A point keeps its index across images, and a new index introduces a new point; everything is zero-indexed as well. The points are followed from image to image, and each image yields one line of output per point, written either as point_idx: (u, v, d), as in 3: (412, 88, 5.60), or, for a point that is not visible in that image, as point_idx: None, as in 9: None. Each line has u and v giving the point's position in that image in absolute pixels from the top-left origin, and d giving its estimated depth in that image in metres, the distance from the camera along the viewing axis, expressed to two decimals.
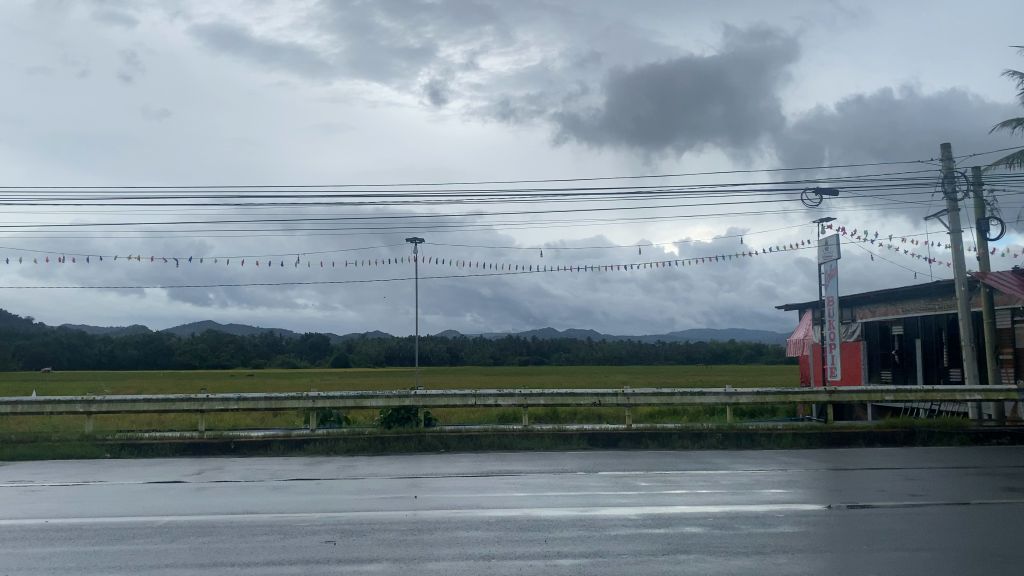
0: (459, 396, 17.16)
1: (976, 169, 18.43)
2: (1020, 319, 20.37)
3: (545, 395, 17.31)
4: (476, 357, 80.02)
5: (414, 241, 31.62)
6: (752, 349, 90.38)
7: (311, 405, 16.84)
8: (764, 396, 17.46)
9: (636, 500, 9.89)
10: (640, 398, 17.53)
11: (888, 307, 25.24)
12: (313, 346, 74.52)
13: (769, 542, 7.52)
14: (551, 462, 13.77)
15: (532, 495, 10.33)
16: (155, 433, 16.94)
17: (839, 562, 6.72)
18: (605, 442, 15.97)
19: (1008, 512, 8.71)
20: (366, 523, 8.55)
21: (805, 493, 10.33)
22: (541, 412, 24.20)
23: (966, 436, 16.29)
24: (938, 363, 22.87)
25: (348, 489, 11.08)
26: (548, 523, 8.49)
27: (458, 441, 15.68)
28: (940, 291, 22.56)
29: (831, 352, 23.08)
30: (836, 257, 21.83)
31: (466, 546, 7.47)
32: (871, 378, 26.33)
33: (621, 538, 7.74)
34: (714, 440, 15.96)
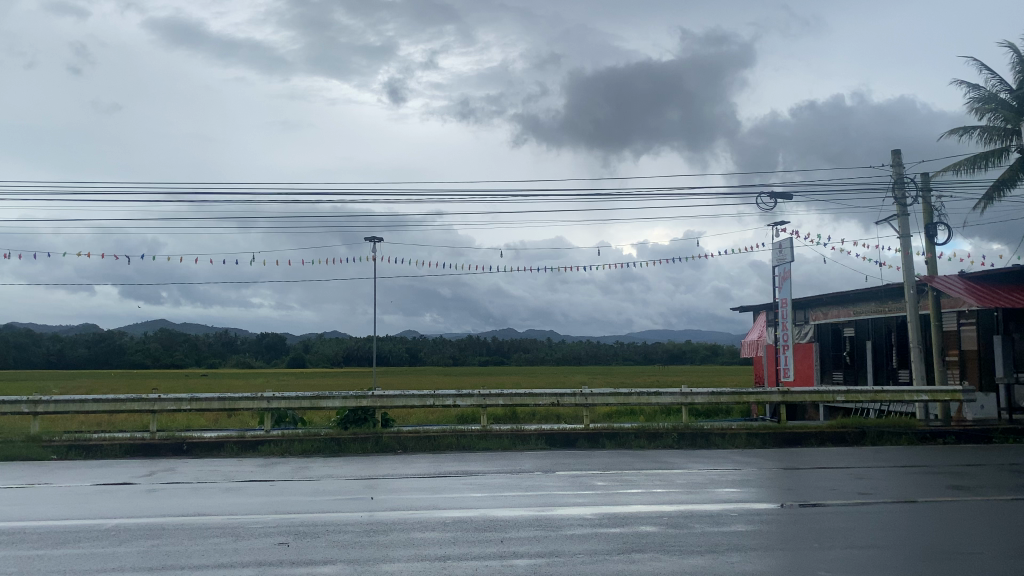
0: (418, 397, 17.10)
1: (924, 175, 18.92)
2: (966, 322, 20.93)
3: (504, 396, 17.33)
4: (435, 357, 79.71)
5: (372, 242, 31.50)
6: (707, 351, 91.61)
7: (266, 405, 16.63)
8: (718, 396, 17.67)
9: (592, 500, 9.94)
10: (597, 398, 17.64)
11: (840, 308, 25.77)
12: (269, 346, 73.60)
13: (723, 541, 7.60)
14: (509, 463, 13.78)
15: (488, 496, 10.33)
16: (105, 433, 16.88)
17: (790, 561, 6.81)
18: (563, 442, 16.05)
19: (955, 511, 8.93)
20: (319, 525, 8.46)
21: (758, 492, 10.44)
22: (500, 412, 24.28)
23: (913, 436, 16.71)
24: (888, 365, 23.39)
25: (303, 490, 10.96)
26: (504, 523, 8.49)
27: (416, 442, 15.61)
28: (890, 293, 23.10)
29: (784, 353, 23.48)
30: (790, 260, 22.24)
31: (421, 547, 7.44)
32: (824, 378, 26.83)
33: (576, 538, 7.76)
34: (669, 440, 16.13)
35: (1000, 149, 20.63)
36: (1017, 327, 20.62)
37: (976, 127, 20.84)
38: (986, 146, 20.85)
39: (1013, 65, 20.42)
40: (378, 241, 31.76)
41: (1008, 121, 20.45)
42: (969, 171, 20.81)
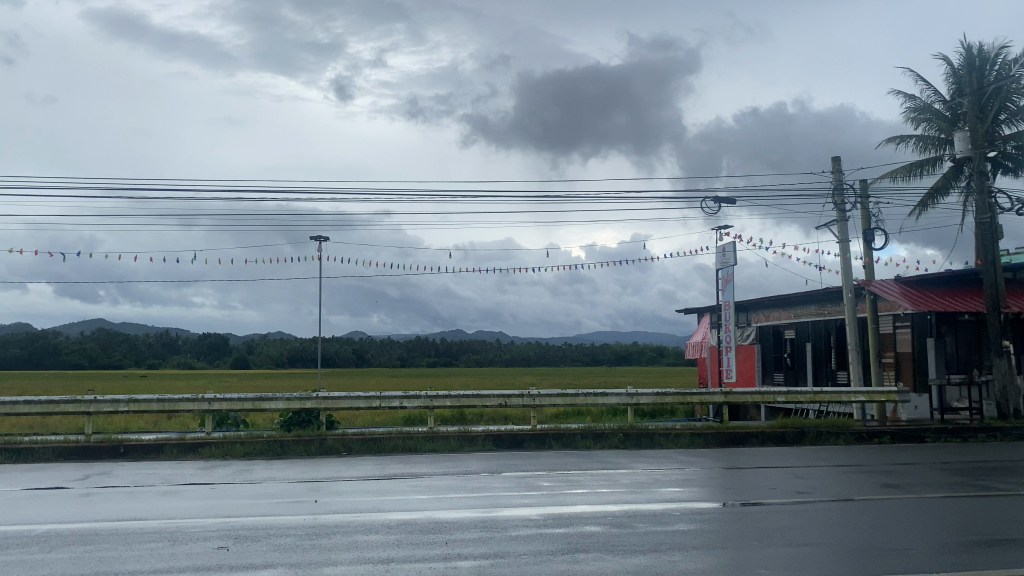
0: (364, 399, 16.95)
1: (863, 182, 19.45)
2: (901, 324, 21.59)
3: (451, 397, 17.28)
4: (382, 358, 78.97)
5: (318, 239, 31.06)
6: (654, 352, 92.73)
7: (207, 407, 16.29)
8: (663, 396, 17.95)
9: (537, 500, 9.98)
10: (545, 399, 17.70)
11: (782, 310, 26.34)
12: (212, 346, 72.18)
13: (665, 540, 7.69)
14: (455, 465, 13.72)
15: (433, 498, 10.28)
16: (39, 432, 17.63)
17: (730, 559, 6.91)
18: (510, 443, 16.07)
19: (890, 509, 9.16)
20: (259, 529, 8.30)
21: (700, 492, 10.59)
22: (447, 413, 24.25)
23: (850, 436, 17.17)
24: (827, 366, 23.98)
25: (245, 493, 10.76)
26: (449, 525, 8.47)
27: (360, 445, 15.45)
28: (830, 296, 23.71)
29: (727, 354, 23.93)
30: (732, 264, 22.66)
31: (365, 550, 7.37)
32: (766, 379, 27.37)
33: (522, 539, 7.80)
34: (615, 440, 16.29)
35: (934, 158, 21.33)
36: (949, 329, 21.36)
37: (912, 136, 21.52)
38: (921, 155, 21.54)
39: (946, 76, 21.09)
40: (325, 241, 31.46)
41: (942, 131, 21.17)
42: (905, 178, 21.48)
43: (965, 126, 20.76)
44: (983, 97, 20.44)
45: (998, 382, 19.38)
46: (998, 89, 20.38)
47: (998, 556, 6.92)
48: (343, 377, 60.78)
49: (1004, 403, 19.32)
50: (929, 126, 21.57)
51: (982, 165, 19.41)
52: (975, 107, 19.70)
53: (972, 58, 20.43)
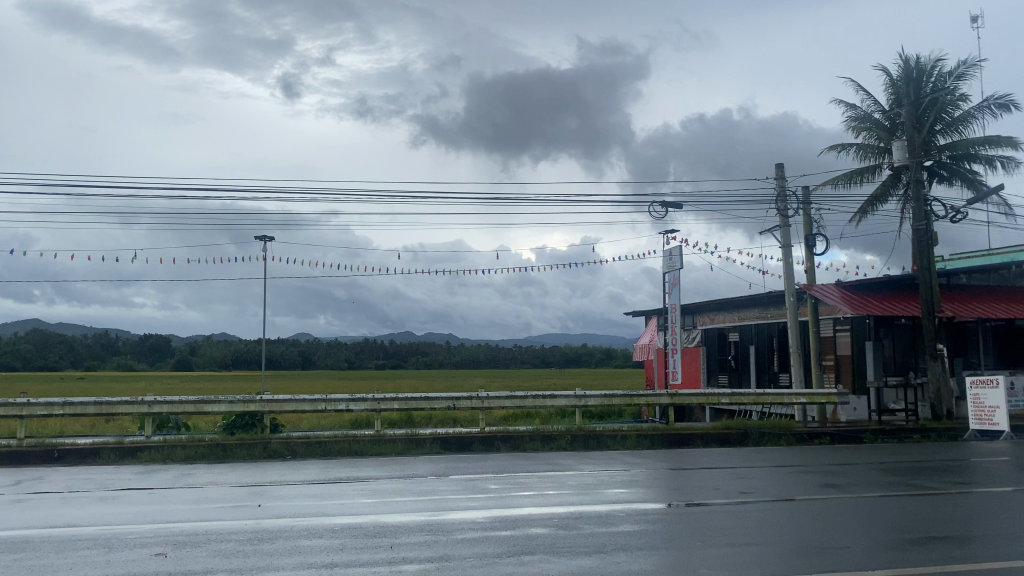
0: (309, 401, 16.71)
1: (805, 189, 19.90)
2: (841, 328, 22.08)
3: (399, 400, 17.13)
4: (329, 360, 78.03)
5: (264, 238, 30.61)
6: (603, 354, 93.38)
7: (147, 410, 15.89)
8: (610, 399, 18.02)
9: (484, 503, 9.95)
10: (493, 401, 17.67)
11: (726, 314, 26.77)
12: (154, 348, 70.65)
13: (609, 541, 7.76)
14: (402, 468, 13.61)
15: (378, 502, 10.18)
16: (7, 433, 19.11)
17: (673, 560, 6.99)
18: (458, 445, 16.02)
19: (829, 509, 9.36)
20: (199, 534, 8.13)
21: (647, 493, 10.71)
22: (394, 416, 24.14)
23: (792, 437, 17.54)
24: (769, 368, 24.48)
25: (185, 498, 10.52)
26: (394, 529, 8.39)
27: (306, 448, 15.22)
28: (773, 300, 24.19)
29: (673, 356, 24.28)
30: (679, 267, 22.97)
31: (308, 555, 7.25)
32: (711, 381, 27.76)
33: (467, 542, 7.76)
34: (563, 442, 16.37)
35: (874, 166, 21.92)
36: (886, 333, 21.99)
37: (853, 145, 22.09)
38: (862, 163, 22.12)
39: (885, 86, 21.70)
40: (272, 241, 31.02)
41: (881, 139, 21.78)
42: (845, 186, 22.03)
43: (903, 136, 21.39)
44: (919, 107, 21.08)
45: (933, 384, 19.99)
46: (933, 100, 21.05)
47: (930, 554, 7.13)
48: (298, 377, 64.53)
49: (937, 404, 19.95)
50: (869, 135, 22.16)
51: (919, 173, 20.04)
52: (912, 118, 20.32)
53: (909, 70, 21.04)
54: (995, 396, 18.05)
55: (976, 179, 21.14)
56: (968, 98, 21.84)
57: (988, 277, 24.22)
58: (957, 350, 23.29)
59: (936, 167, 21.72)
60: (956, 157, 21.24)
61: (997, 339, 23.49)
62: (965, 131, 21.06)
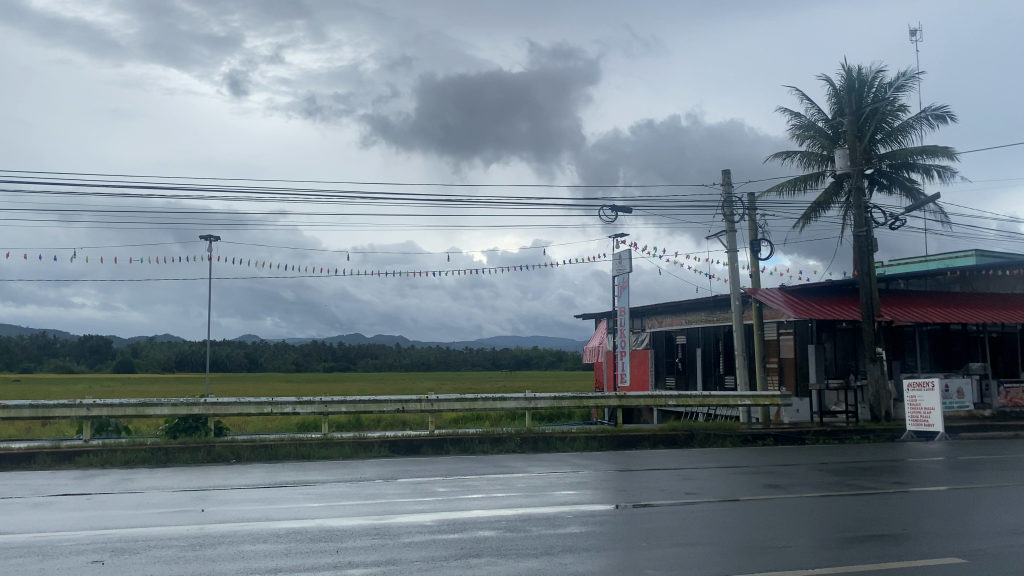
0: (254, 405, 16.45)
1: (750, 195, 20.29)
2: (785, 331, 22.52)
3: (346, 403, 16.96)
4: (276, 363, 76.97)
5: (208, 237, 29.95)
6: (554, 356, 93.84)
7: (86, 413, 15.48)
8: (560, 400, 18.00)
9: (432, 506, 9.93)
10: (443, 404, 17.62)
11: (674, 317, 27.13)
12: (93, 350, 68.77)
13: (557, 542, 7.81)
14: (349, 471, 13.50)
15: (325, 506, 10.07)
16: None
17: (619, 560, 7.05)
18: (407, 449, 15.92)
19: (771, 508, 9.56)
20: (139, 540, 7.94)
21: (594, 494, 10.81)
22: (342, 418, 23.94)
23: (736, 439, 17.84)
24: (715, 371, 24.89)
25: (124, 503, 10.26)
26: (340, 533, 8.31)
27: (251, 452, 14.98)
28: (719, 303, 24.59)
29: (622, 358, 24.54)
30: (628, 271, 23.22)
31: (251, 560, 7.15)
32: (659, 383, 28.09)
33: (414, 545, 7.73)
34: (513, 444, 16.41)
35: (817, 173, 22.45)
36: (828, 336, 22.55)
37: (797, 152, 22.61)
38: (805, 170, 22.66)
39: (828, 96, 22.24)
40: (217, 240, 30.35)
41: (824, 148, 22.33)
42: (790, 192, 22.53)
43: (845, 144, 21.96)
44: (861, 117, 21.67)
45: (873, 386, 20.52)
46: (874, 110, 21.66)
47: (867, 552, 7.32)
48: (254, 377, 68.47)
49: (877, 406, 20.50)
50: (812, 143, 22.71)
51: (860, 181, 20.60)
52: (854, 127, 20.87)
53: (851, 81, 21.61)
54: (931, 398, 18.66)
55: (914, 188, 21.81)
56: (907, 109, 22.54)
57: (924, 283, 24.96)
58: (896, 353, 23.99)
59: (876, 176, 22.35)
60: (896, 166, 21.90)
61: (933, 342, 24.26)
62: (904, 141, 21.73)
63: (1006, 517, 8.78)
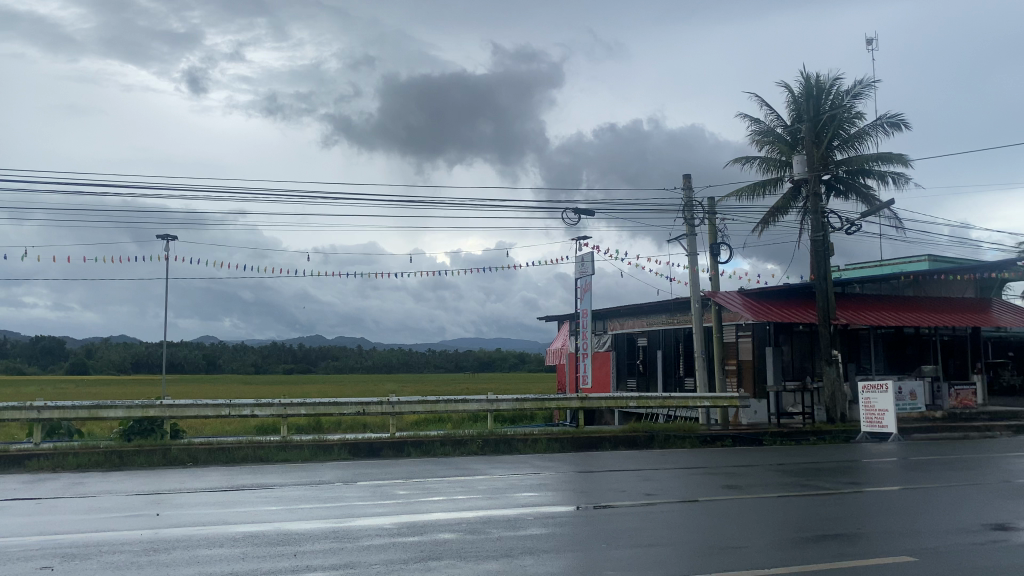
0: (212, 406, 16.22)
1: (710, 200, 20.52)
2: (743, 334, 22.85)
3: (306, 405, 16.79)
4: (235, 364, 75.92)
5: (164, 237, 29.40)
6: (517, 358, 93.92)
7: (37, 415, 15.10)
8: (523, 403, 18.02)
9: (392, 509, 9.87)
10: (404, 406, 17.53)
11: (635, 319, 27.33)
12: (45, 351, 67.16)
13: (517, 544, 7.80)
14: (308, 474, 13.35)
15: (283, 509, 9.95)
16: None
17: (579, 561, 7.10)
18: (367, 451, 15.82)
19: (730, 509, 9.68)
20: (91, 545, 7.78)
21: (555, 495, 10.85)
22: (302, 421, 23.71)
23: (696, 440, 18.05)
24: (675, 372, 25.13)
25: (76, 508, 10.03)
26: (298, 536, 8.23)
27: (208, 454, 14.77)
28: (680, 306, 24.82)
29: (584, 361, 24.67)
30: (591, 273, 23.34)
31: (207, 564, 7.04)
32: (620, 385, 28.25)
33: (373, 548, 7.67)
34: (474, 446, 16.38)
35: (775, 178, 22.79)
36: (785, 339, 22.91)
37: (756, 158, 22.92)
38: (764, 175, 22.98)
39: (788, 103, 22.58)
40: (174, 240, 29.78)
41: (783, 153, 22.67)
42: (749, 197, 22.85)
43: (803, 150, 22.32)
44: (818, 123, 22.05)
45: (829, 389, 20.88)
46: (832, 117, 22.04)
47: (821, 551, 7.45)
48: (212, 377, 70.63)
49: (833, 408, 20.87)
50: (771, 148, 23.04)
51: (817, 187, 20.95)
52: (812, 133, 21.20)
53: (810, 88, 21.96)
54: (884, 400, 19.04)
55: (870, 194, 22.24)
56: (863, 116, 23.00)
57: (879, 288, 25.49)
58: (851, 356, 24.44)
59: (833, 182, 22.76)
60: (852, 172, 22.32)
61: (886, 346, 24.78)
62: (860, 148, 22.16)
63: (954, 516, 9.02)
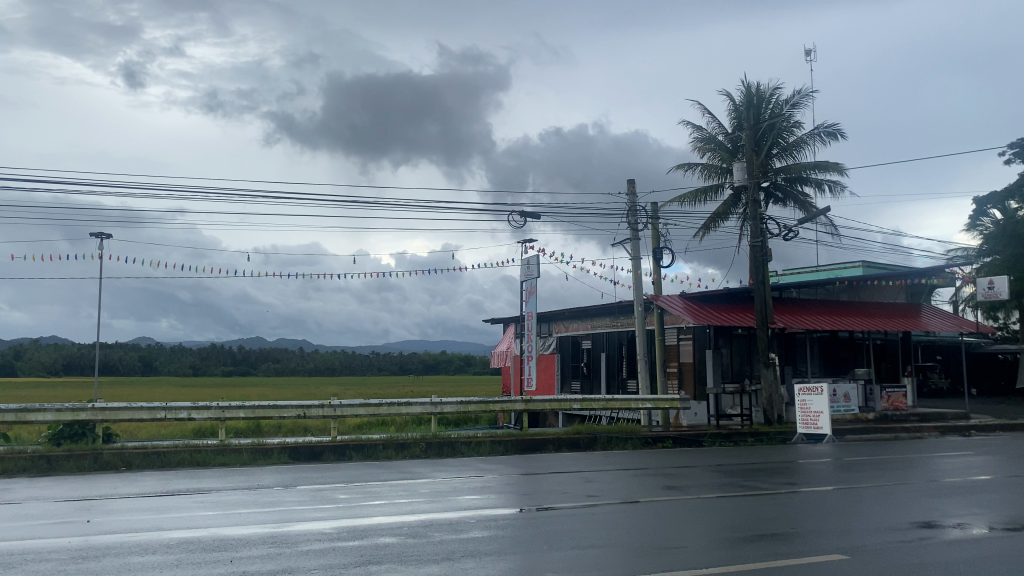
0: (147, 410, 15.82)
1: (654, 205, 20.80)
2: (684, 337, 23.25)
3: (245, 408, 16.47)
4: (172, 366, 74.11)
5: (98, 237, 28.62)
6: (461, 361, 93.79)
7: None
8: (467, 404, 17.96)
9: (333, 513, 9.74)
10: (346, 409, 17.33)
11: (580, 322, 27.53)
12: None
13: (459, 547, 7.77)
14: (247, 479, 13.10)
15: (220, 514, 9.74)
16: None
17: (520, 564, 7.13)
18: (307, 455, 15.60)
19: (670, 510, 9.82)
20: (15, 554, 7.49)
21: (499, 498, 10.85)
22: (242, 425, 23.29)
23: (637, 441, 18.26)
24: (618, 375, 25.38)
25: (1, 516, 9.65)
26: (235, 542, 8.06)
27: (142, 459, 14.38)
28: (623, 309, 25.11)
29: (528, 363, 24.74)
30: (537, 276, 23.44)
31: (139, 572, 6.83)
32: (565, 387, 28.40)
33: (313, 553, 7.56)
34: (417, 449, 16.28)
35: (717, 185, 23.23)
36: (725, 342, 23.35)
37: (699, 164, 23.32)
38: (706, 182, 23.41)
39: (729, 110, 23.04)
40: (108, 239, 28.91)
41: (724, 160, 23.13)
42: (691, 203, 23.21)
43: (743, 158, 22.79)
44: (758, 132, 22.54)
45: (766, 391, 21.32)
46: (772, 126, 22.56)
47: (758, 551, 7.58)
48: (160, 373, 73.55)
49: (770, 410, 21.33)
50: (713, 155, 23.48)
51: (756, 194, 21.40)
52: (752, 141, 21.65)
53: (751, 97, 22.46)
54: (820, 402, 19.53)
55: (807, 201, 22.81)
56: (801, 125, 23.59)
57: (815, 293, 26.16)
58: (788, 358, 25.05)
59: (772, 188, 23.28)
60: (790, 180, 22.87)
61: (822, 349, 25.46)
62: (798, 156, 22.72)
63: (884, 514, 9.31)
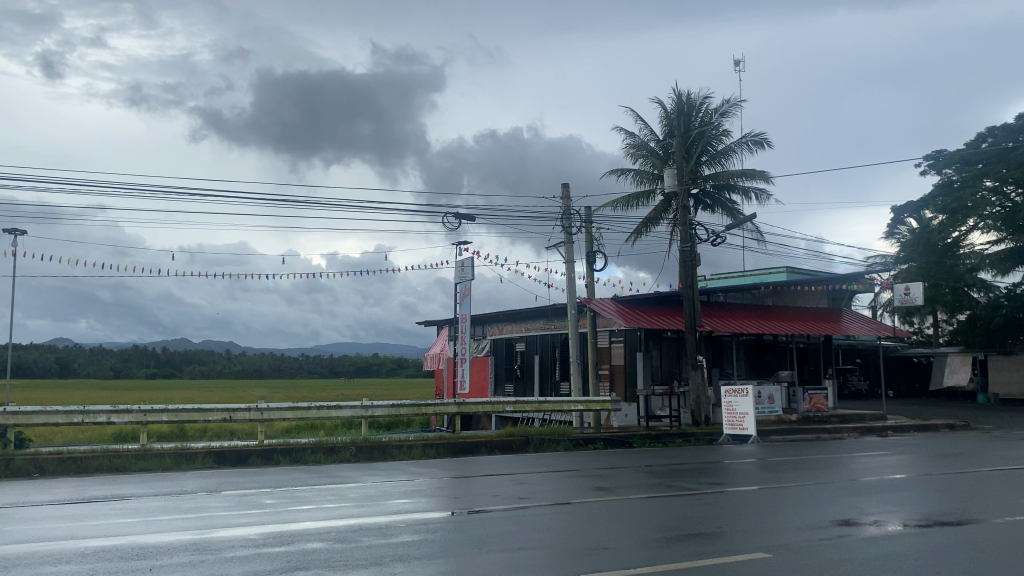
0: (63, 414, 15.19)
1: (588, 209, 21.00)
2: (616, 339, 23.55)
3: (168, 412, 16.01)
4: (91, 369, 71.39)
5: (11, 234, 27.35)
6: (393, 364, 93.09)
7: None
8: (398, 408, 17.79)
9: (258, 518, 9.53)
10: (274, 412, 16.95)
11: (514, 324, 27.61)
12: None
13: (388, 552, 7.68)
14: (169, 484, 12.71)
15: (139, 521, 9.41)
16: None
17: (450, 567, 7.07)
18: (233, 460, 15.22)
19: (599, 510, 9.90)
20: None
21: (431, 501, 10.76)
22: (165, 430, 22.55)
23: (568, 443, 18.35)
24: (551, 377, 25.54)
25: None
26: (155, 550, 7.80)
27: (57, 464, 13.81)
28: (556, 312, 25.29)
29: (461, 366, 24.68)
30: (471, 278, 23.41)
31: None
32: (497, 390, 28.44)
33: (237, 560, 7.36)
34: (347, 454, 16.07)
35: (648, 191, 23.61)
36: (655, 344, 23.72)
37: (631, 170, 23.66)
38: (638, 187, 23.77)
39: (661, 117, 23.45)
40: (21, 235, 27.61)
41: (655, 167, 23.53)
42: (624, 208, 23.54)
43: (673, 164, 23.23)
44: (688, 139, 23.00)
45: (694, 393, 21.71)
46: (701, 133, 23.05)
47: (685, 551, 7.67)
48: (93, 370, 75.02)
49: (698, 411, 21.74)
50: (645, 162, 23.86)
51: (687, 200, 21.80)
52: (682, 148, 22.06)
53: (681, 105, 22.91)
54: (745, 404, 20.00)
55: (734, 207, 23.37)
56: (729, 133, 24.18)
57: (741, 296, 26.83)
58: (715, 361, 25.59)
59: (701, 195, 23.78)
60: (719, 187, 23.39)
61: (747, 352, 26.10)
62: (726, 164, 23.24)
63: (806, 513, 9.54)
